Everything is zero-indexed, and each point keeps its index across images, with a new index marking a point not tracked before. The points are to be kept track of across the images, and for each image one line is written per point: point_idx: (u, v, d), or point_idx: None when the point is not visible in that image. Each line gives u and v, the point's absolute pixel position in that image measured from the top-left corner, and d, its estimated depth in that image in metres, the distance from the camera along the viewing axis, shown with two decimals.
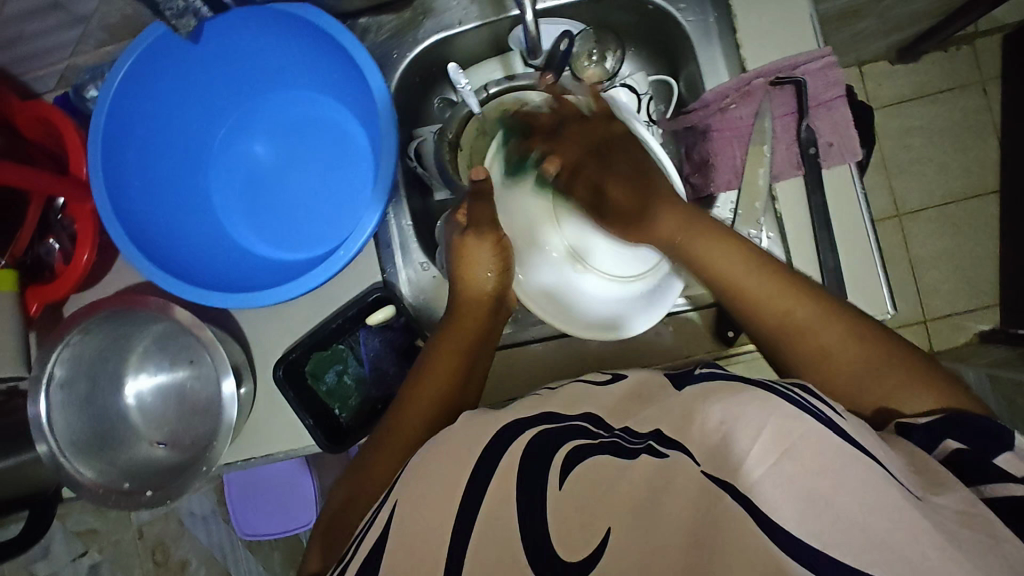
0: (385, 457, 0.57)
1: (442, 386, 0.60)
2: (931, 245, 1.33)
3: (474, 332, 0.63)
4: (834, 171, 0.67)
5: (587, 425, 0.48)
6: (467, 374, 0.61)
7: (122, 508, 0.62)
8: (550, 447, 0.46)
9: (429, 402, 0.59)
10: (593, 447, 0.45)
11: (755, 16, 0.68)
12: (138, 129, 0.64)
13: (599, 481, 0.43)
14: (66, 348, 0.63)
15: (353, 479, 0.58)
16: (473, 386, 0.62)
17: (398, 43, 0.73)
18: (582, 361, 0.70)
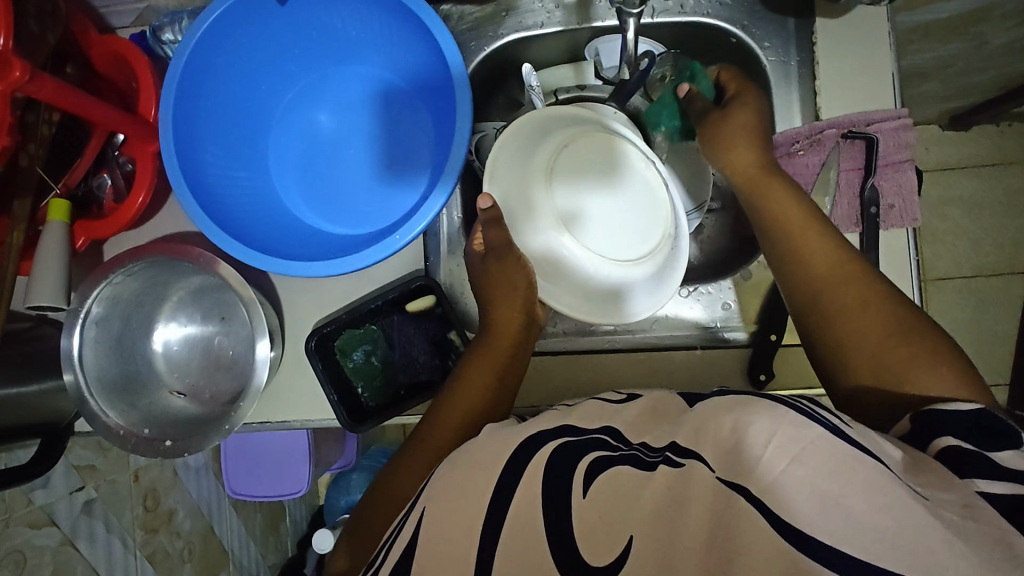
0: (412, 470, 0.58)
1: (477, 397, 0.61)
2: (951, 316, 1.33)
3: (508, 345, 0.64)
4: (890, 233, 0.67)
5: (605, 439, 0.47)
6: (501, 387, 0.62)
7: (140, 453, 0.61)
8: (574, 456, 0.45)
9: (463, 409, 0.60)
10: (613, 459, 0.45)
11: (838, 65, 0.68)
12: (215, 80, 0.64)
13: (622, 491, 0.42)
14: (108, 286, 0.63)
15: (382, 488, 0.60)
16: (507, 390, 0.63)
17: (477, 35, 0.73)
18: (607, 378, 0.70)
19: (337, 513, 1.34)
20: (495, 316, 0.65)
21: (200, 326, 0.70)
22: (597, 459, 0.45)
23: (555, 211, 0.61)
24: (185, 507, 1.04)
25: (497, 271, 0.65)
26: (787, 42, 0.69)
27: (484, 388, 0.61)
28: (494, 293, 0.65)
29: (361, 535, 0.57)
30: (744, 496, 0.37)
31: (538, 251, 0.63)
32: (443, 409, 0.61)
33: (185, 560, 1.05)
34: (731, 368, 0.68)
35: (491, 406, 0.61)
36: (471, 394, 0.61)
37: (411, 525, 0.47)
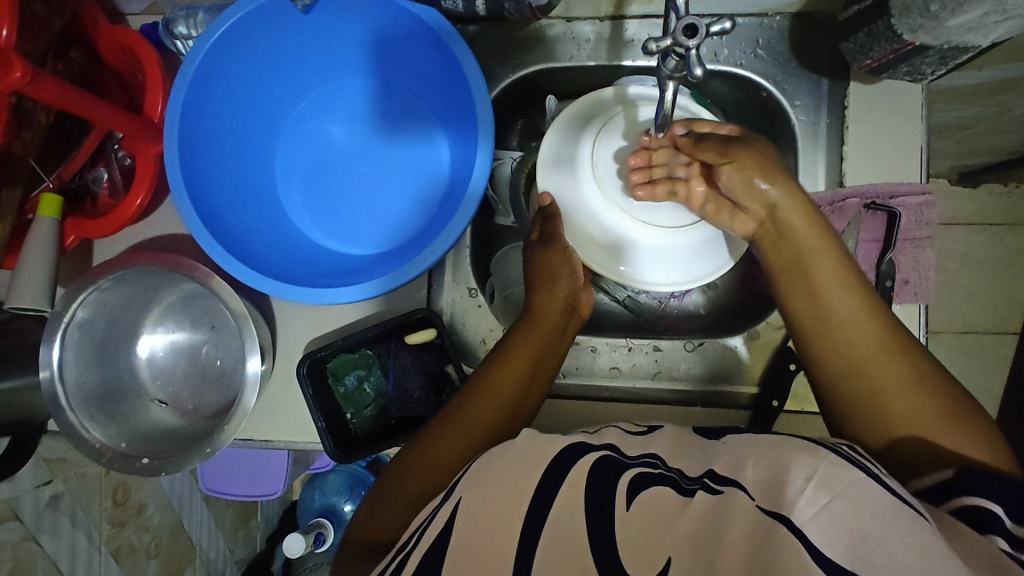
0: (452, 440, 0.55)
1: (506, 396, 0.57)
2: None
3: (553, 330, 0.63)
4: (903, 308, 0.66)
5: (655, 464, 0.45)
6: (536, 373, 0.60)
7: (115, 469, 0.59)
8: (616, 471, 0.44)
9: (496, 403, 0.57)
10: (653, 479, 0.43)
11: (867, 132, 0.67)
12: (226, 84, 0.61)
13: (660, 510, 0.40)
14: (96, 291, 0.60)
15: (409, 456, 0.55)
16: (536, 389, 0.60)
17: (503, 60, 0.70)
18: (619, 411, 0.67)
19: (310, 514, 1.32)
20: (542, 302, 0.64)
21: (188, 333, 0.67)
22: (639, 475, 0.43)
23: (609, 189, 0.61)
24: (155, 500, 1.02)
25: (544, 260, 0.65)
26: (819, 102, 0.68)
27: (527, 367, 0.59)
28: (542, 281, 0.65)
29: (375, 519, 0.53)
30: (787, 527, 0.34)
31: (598, 232, 0.62)
32: (491, 381, 0.58)
33: (151, 555, 1.03)
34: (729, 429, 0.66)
35: (527, 391, 0.59)
36: (503, 388, 0.57)
37: (436, 526, 0.44)
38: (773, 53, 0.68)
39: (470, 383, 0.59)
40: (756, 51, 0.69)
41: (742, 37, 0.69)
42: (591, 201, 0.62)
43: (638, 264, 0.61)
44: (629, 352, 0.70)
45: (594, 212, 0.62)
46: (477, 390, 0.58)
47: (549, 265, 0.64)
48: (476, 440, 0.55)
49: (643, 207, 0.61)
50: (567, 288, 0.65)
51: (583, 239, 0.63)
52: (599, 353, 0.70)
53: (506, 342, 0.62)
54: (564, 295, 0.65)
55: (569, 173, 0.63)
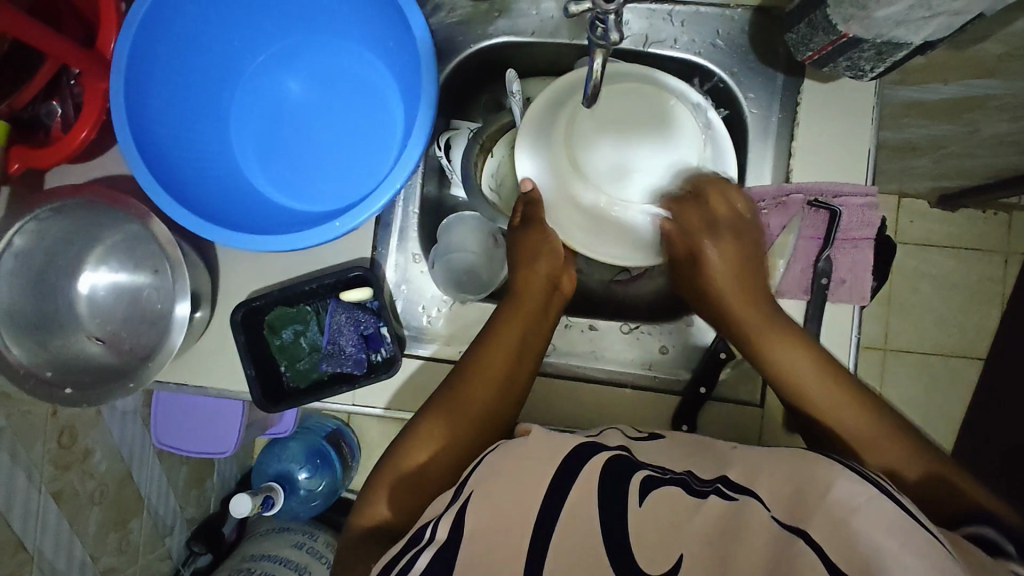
0: (449, 424, 0.57)
1: (498, 384, 0.59)
2: (905, 389, 1.34)
3: (537, 311, 0.64)
4: (838, 307, 0.67)
5: (653, 471, 0.46)
6: (524, 354, 0.61)
7: (37, 396, 0.59)
8: (626, 474, 0.45)
9: (488, 390, 0.59)
10: (661, 480, 0.45)
11: (816, 130, 0.67)
12: (181, 29, 0.61)
13: (674, 512, 0.42)
14: (33, 220, 0.61)
15: (414, 443, 0.57)
16: (524, 372, 0.61)
17: (465, 31, 0.71)
18: (550, 390, 0.67)
19: (264, 479, 1.33)
20: (524, 287, 0.65)
21: (130, 275, 0.68)
22: (648, 477, 0.45)
23: (588, 173, 0.65)
24: (102, 448, 1.03)
25: (523, 238, 0.68)
26: (772, 96, 0.68)
27: (512, 349, 0.61)
28: (525, 265, 0.67)
29: (398, 506, 0.55)
30: (804, 539, 0.38)
31: (587, 218, 0.66)
32: (480, 365, 0.60)
33: (94, 502, 1.03)
34: (654, 414, 0.66)
35: (514, 369, 0.60)
36: (492, 376, 0.59)
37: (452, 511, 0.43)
38: (731, 44, 0.69)
39: (461, 368, 0.61)
40: (714, 41, 0.69)
41: (703, 28, 0.69)
42: (571, 187, 0.66)
43: (618, 245, 0.65)
44: (566, 329, 0.70)
45: (577, 197, 0.66)
46: (469, 381, 0.59)
47: (527, 243, 0.67)
48: (472, 424, 0.57)
49: (622, 182, 0.65)
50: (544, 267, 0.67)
51: (566, 220, 0.66)
52: None
53: (491, 327, 0.63)
54: (543, 274, 0.66)
55: (549, 162, 0.66)
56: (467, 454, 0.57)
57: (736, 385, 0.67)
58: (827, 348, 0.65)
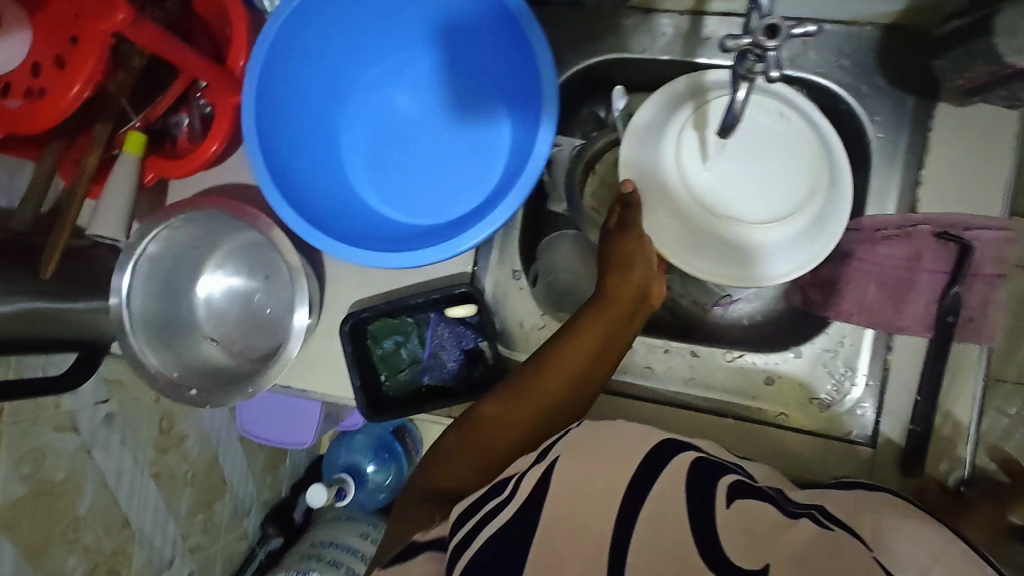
0: (520, 410, 0.56)
1: (572, 376, 0.57)
2: None
3: (626, 310, 0.60)
4: (963, 347, 0.62)
5: (743, 479, 0.46)
6: (606, 355, 0.58)
7: (168, 395, 0.63)
8: (716, 471, 0.45)
9: (563, 382, 0.57)
10: (751, 488, 0.44)
11: (948, 159, 0.63)
12: (305, 46, 0.63)
13: (760, 521, 0.40)
14: (165, 229, 0.65)
15: (482, 419, 0.57)
16: (602, 369, 0.58)
17: (575, 47, 0.70)
18: (650, 415, 0.66)
19: (334, 470, 1.38)
20: (615, 284, 0.60)
21: (245, 279, 0.70)
22: (740, 481, 0.44)
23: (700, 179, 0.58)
24: (195, 433, 1.09)
25: (623, 245, 0.60)
26: (900, 121, 0.64)
27: (594, 347, 0.58)
28: (616, 263, 0.61)
29: (452, 469, 0.57)
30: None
31: (684, 226, 0.58)
32: (560, 358, 0.57)
33: (187, 484, 1.09)
34: (762, 445, 0.64)
35: (594, 366, 0.57)
36: (569, 367, 0.57)
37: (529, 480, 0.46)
38: (858, 64, 0.65)
39: (538, 356, 0.59)
40: (839, 61, 0.66)
41: (827, 45, 0.66)
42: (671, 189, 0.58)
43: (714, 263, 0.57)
44: (666, 354, 0.68)
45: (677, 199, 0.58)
46: (542, 369, 0.57)
47: (625, 250, 0.60)
48: (542, 413, 0.56)
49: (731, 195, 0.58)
50: (638, 277, 0.60)
51: (661, 227, 0.58)
52: (633, 350, 0.69)
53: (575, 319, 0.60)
54: (637, 282, 0.60)
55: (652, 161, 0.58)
56: (535, 440, 0.56)
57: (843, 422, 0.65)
58: (947, 391, 0.62)
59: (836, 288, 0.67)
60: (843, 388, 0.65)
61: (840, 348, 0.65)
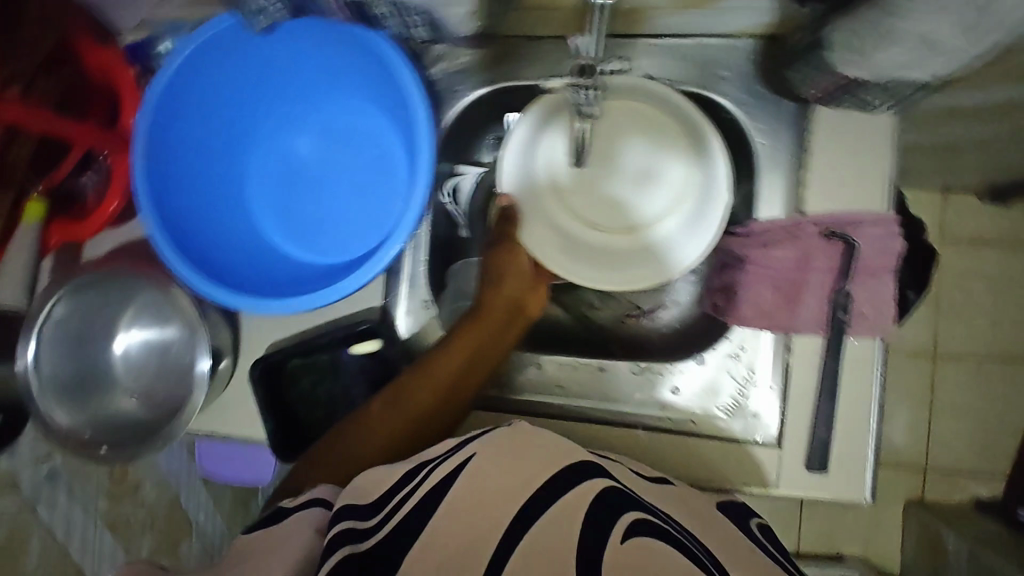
0: (390, 416, 0.59)
1: (443, 390, 0.59)
2: (960, 396, 1.40)
3: (500, 322, 0.63)
4: (860, 344, 0.63)
5: (648, 515, 0.48)
6: (479, 365, 0.62)
7: (80, 456, 0.64)
8: (616, 512, 0.47)
9: (435, 389, 0.60)
10: (646, 526, 0.46)
11: (833, 160, 0.64)
12: (194, 105, 0.63)
13: (655, 557, 0.43)
14: (68, 292, 0.66)
15: (353, 427, 0.59)
16: (475, 382, 0.61)
17: (465, 78, 0.71)
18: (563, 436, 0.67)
19: None
20: (490, 297, 0.64)
21: (159, 332, 0.70)
22: (639, 520, 0.46)
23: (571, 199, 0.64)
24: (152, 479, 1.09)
25: (497, 255, 0.64)
26: (781, 126, 0.66)
27: (465, 358, 0.61)
28: (495, 277, 0.64)
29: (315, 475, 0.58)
30: None
31: (562, 244, 0.63)
32: (430, 367, 0.60)
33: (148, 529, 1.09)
34: (673, 459, 0.65)
35: (469, 377, 0.61)
36: (443, 374, 0.60)
37: (413, 500, 0.49)
38: (737, 74, 0.67)
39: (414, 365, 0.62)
40: (718, 72, 0.67)
41: (706, 58, 0.67)
42: (544, 214, 0.64)
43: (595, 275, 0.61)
44: (574, 369, 0.70)
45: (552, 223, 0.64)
46: (415, 383, 0.60)
47: (501, 259, 0.64)
48: (409, 420, 0.59)
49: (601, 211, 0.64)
50: (513, 289, 0.64)
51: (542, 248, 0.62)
52: (543, 369, 0.71)
53: (449, 334, 0.63)
54: (507, 295, 0.64)
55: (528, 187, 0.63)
56: (402, 444, 0.59)
57: (752, 425, 0.65)
58: (845, 386, 0.63)
59: (734, 294, 0.68)
60: (747, 390, 0.66)
61: (742, 352, 0.66)
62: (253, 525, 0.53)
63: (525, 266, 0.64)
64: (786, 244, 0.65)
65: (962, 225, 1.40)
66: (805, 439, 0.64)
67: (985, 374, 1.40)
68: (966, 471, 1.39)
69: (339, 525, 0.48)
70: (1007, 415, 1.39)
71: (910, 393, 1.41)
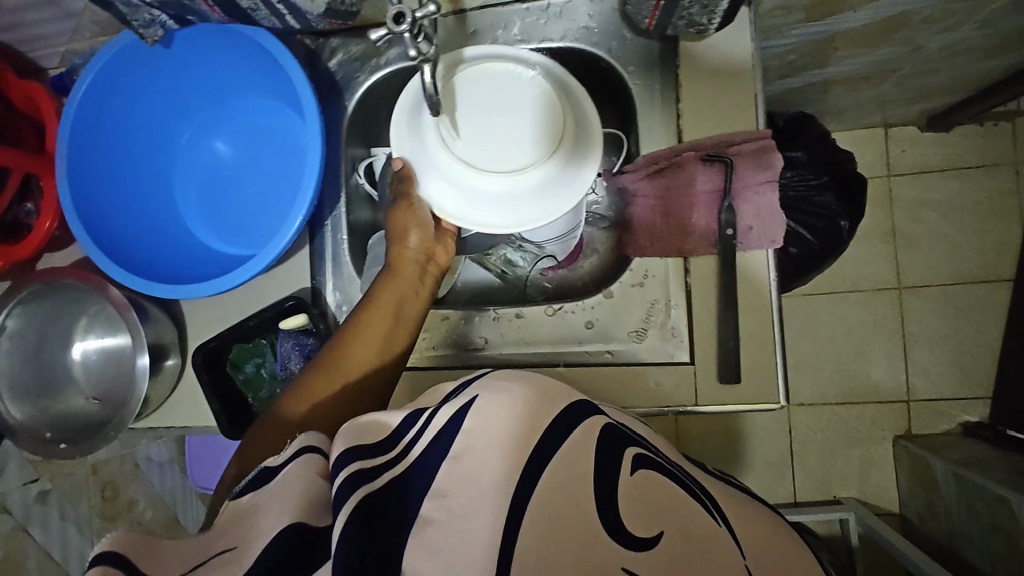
0: (326, 381, 0.65)
1: (378, 342, 0.67)
2: (931, 324, 1.39)
3: (412, 277, 0.71)
4: (750, 255, 0.66)
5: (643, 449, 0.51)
6: (400, 317, 0.69)
7: (39, 454, 0.69)
8: (618, 446, 0.49)
9: (368, 346, 0.67)
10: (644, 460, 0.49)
11: (701, 88, 0.68)
12: (109, 121, 0.70)
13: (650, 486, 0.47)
14: (18, 304, 0.72)
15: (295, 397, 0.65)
16: (406, 328, 0.69)
17: (361, 66, 0.77)
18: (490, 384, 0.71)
19: None
20: (401, 253, 0.71)
21: (112, 338, 0.75)
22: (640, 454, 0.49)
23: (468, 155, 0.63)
24: None
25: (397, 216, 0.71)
26: (651, 65, 0.70)
27: (387, 310, 0.68)
28: (395, 237, 0.72)
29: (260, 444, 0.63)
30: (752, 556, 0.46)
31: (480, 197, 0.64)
32: (358, 327, 0.67)
33: None
34: (592, 386, 0.68)
35: (393, 326, 0.68)
36: (371, 330, 0.67)
37: (422, 444, 0.45)
38: (604, 24, 0.72)
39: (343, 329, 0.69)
40: (587, 25, 0.72)
41: (575, 14, 0.72)
42: (453, 176, 0.64)
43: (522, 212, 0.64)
44: (495, 321, 0.74)
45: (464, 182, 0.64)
46: (352, 339, 0.67)
47: (400, 221, 0.71)
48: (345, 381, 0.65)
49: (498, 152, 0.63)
50: (423, 246, 0.72)
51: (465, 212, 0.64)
52: (467, 324, 0.74)
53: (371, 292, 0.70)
54: (414, 249, 0.71)
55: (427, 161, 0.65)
56: (344, 411, 0.65)
57: (663, 348, 0.68)
58: (744, 295, 0.66)
59: (634, 227, 0.74)
60: (656, 315, 0.69)
61: (645, 281, 0.71)
62: (242, 489, 0.48)
63: (427, 219, 0.71)
64: (668, 175, 0.70)
65: (910, 155, 1.41)
66: (713, 351, 0.67)
67: (952, 298, 1.39)
68: (950, 398, 1.37)
69: (346, 469, 0.43)
70: (983, 336, 1.37)
71: (881, 327, 1.40)
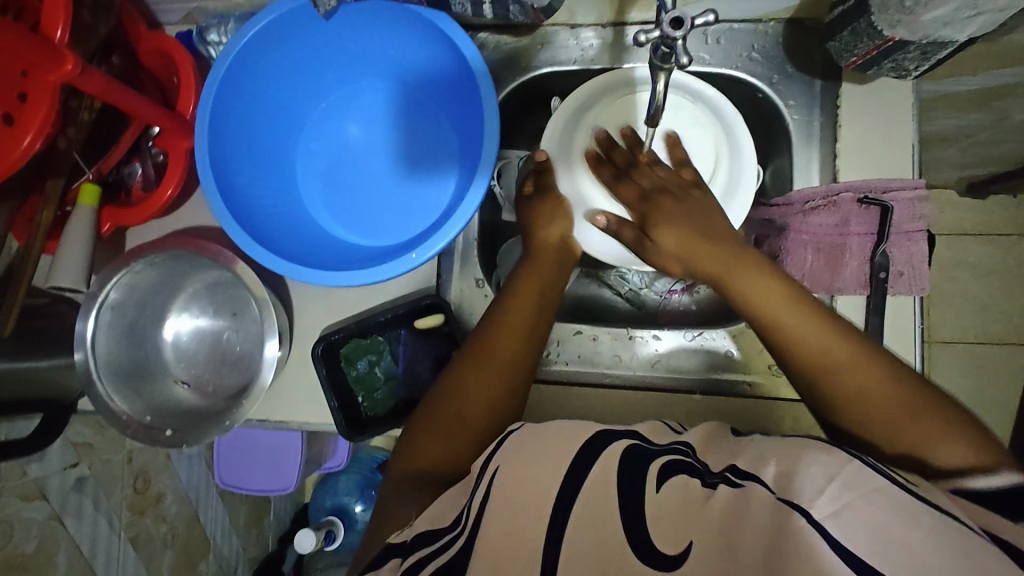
0: (483, 371, 0.59)
1: (527, 325, 0.62)
2: None
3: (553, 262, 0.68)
4: (897, 299, 0.67)
5: (680, 457, 0.46)
6: (545, 303, 0.65)
7: (139, 440, 0.63)
8: (644, 462, 0.44)
9: (517, 326, 0.62)
10: (674, 466, 0.44)
11: (861, 132, 0.69)
12: (252, 86, 0.65)
13: (687, 494, 0.41)
14: (128, 273, 0.65)
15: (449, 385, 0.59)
16: (547, 313, 0.65)
17: (510, 65, 0.74)
18: (633, 408, 0.70)
19: (320, 513, 1.33)
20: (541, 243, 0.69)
21: (211, 319, 0.70)
22: (667, 463, 0.44)
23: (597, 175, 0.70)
24: (173, 492, 1.05)
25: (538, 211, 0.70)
26: (812, 101, 0.71)
27: (534, 294, 0.64)
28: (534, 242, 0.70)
29: (428, 443, 0.57)
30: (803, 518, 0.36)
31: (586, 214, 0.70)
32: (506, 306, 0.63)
33: (167, 546, 1.06)
34: (732, 417, 0.68)
35: (541, 309, 0.64)
36: (521, 311, 0.63)
37: (476, 501, 0.43)
38: (767, 55, 0.72)
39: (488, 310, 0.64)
40: (750, 54, 0.72)
41: (737, 42, 0.72)
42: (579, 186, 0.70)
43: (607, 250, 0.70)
44: (629, 341, 0.72)
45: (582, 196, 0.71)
46: (501, 319, 0.62)
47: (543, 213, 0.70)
48: (504, 370, 0.60)
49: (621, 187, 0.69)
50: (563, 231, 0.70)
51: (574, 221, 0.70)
52: (599, 341, 0.73)
53: (513, 277, 0.67)
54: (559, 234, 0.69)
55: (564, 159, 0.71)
56: (504, 400, 0.59)
57: None
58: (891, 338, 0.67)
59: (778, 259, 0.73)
60: None
61: None
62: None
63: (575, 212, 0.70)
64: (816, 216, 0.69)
65: None
66: None
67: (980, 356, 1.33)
68: None
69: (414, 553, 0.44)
70: None
71: None
